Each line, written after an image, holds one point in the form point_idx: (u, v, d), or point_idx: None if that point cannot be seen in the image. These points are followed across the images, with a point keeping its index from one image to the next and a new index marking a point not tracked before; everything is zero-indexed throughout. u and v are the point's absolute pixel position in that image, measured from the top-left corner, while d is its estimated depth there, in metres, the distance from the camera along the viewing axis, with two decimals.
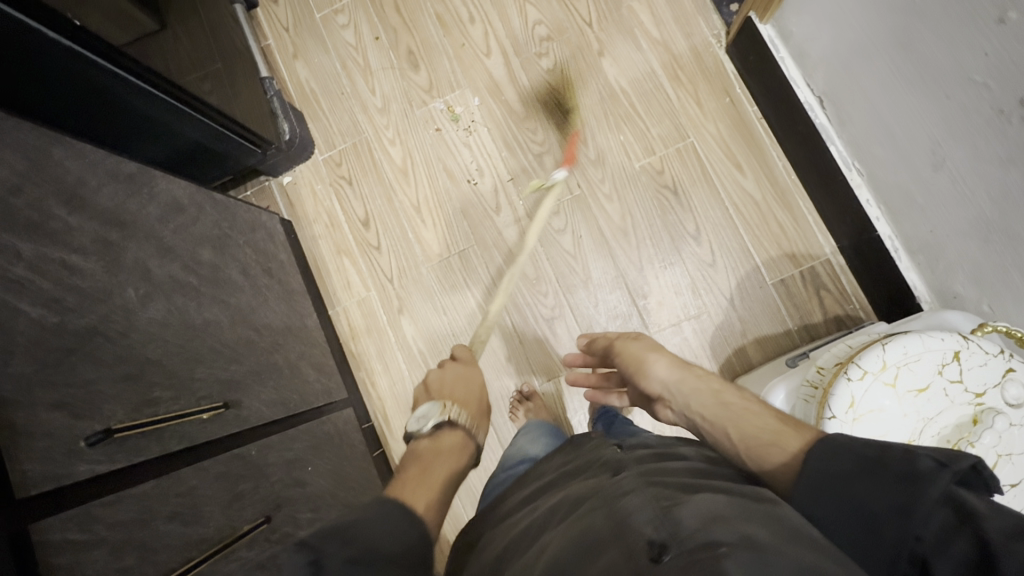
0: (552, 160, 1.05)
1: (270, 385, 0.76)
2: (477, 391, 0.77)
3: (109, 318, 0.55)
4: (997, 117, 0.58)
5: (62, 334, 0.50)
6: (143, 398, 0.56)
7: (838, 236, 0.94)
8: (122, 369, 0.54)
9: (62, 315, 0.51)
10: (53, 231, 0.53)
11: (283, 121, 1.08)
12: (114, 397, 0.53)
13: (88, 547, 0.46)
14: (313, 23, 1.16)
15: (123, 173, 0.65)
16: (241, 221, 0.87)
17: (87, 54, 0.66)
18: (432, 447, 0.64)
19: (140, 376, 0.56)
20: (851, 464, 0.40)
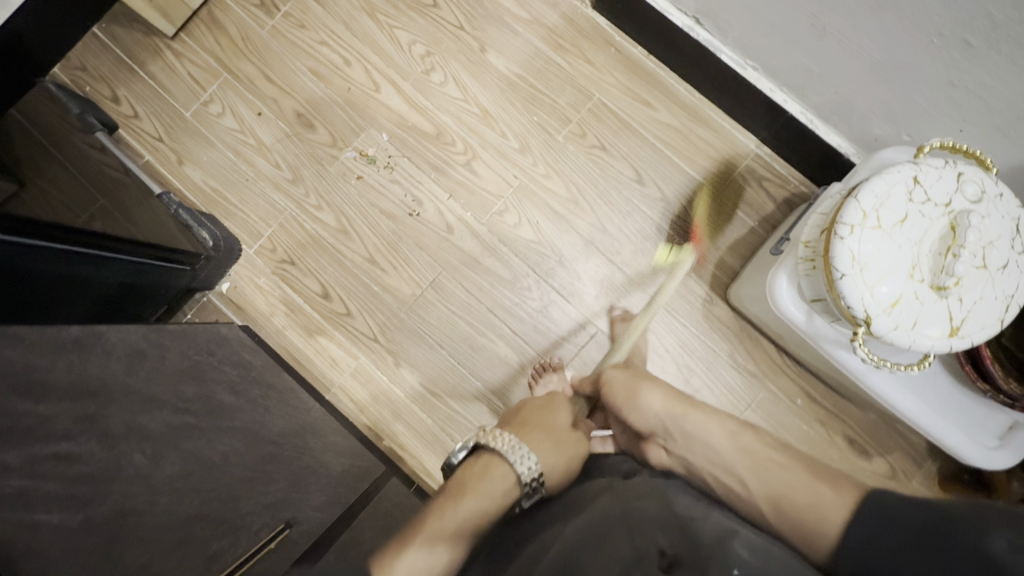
0: (481, 164, 1.06)
1: (315, 488, 0.71)
2: (557, 427, 0.73)
3: (128, 498, 0.50)
4: None
5: (92, 530, 0.46)
6: (205, 555, 0.54)
7: (757, 130, 1.02)
8: (169, 540, 0.52)
9: (85, 509, 0.46)
10: (30, 429, 0.46)
11: (201, 229, 1.00)
12: (178, 566, 0.51)
13: None
14: (185, 124, 1.09)
15: (69, 340, 0.55)
16: (206, 341, 0.80)
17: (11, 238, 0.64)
18: (469, 475, 0.64)
19: (190, 537, 0.54)
20: (910, 528, 0.46)
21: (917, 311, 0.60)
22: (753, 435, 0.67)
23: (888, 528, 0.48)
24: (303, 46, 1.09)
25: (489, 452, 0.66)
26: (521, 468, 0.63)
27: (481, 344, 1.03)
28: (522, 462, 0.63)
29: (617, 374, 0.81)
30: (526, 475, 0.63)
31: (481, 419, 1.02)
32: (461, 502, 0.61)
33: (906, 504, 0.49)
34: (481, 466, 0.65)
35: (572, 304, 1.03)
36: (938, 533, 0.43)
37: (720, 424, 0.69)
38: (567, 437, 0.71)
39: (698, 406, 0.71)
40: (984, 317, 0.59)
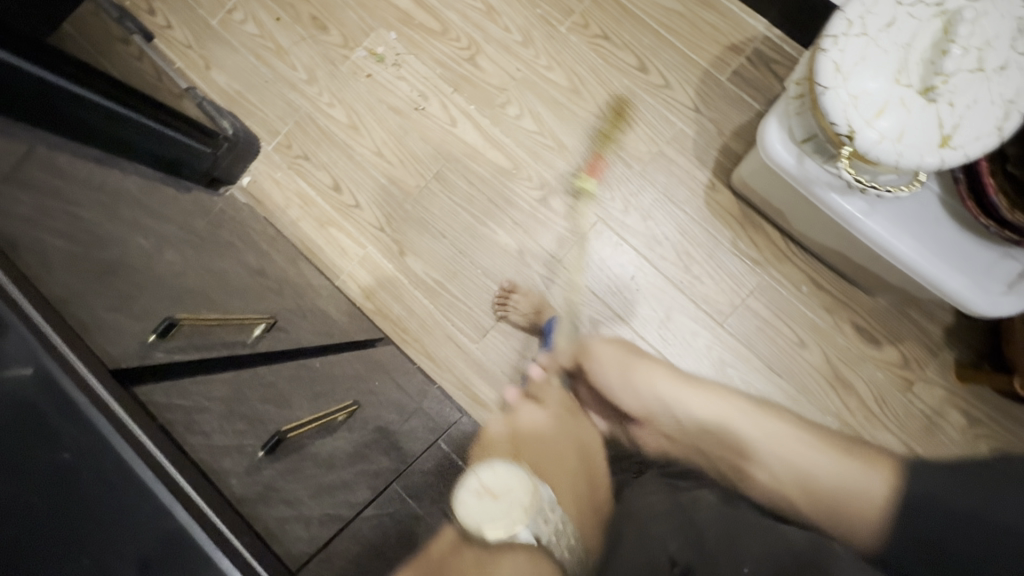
0: (484, 58, 1.08)
1: (307, 319, 0.76)
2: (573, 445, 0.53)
3: (133, 236, 0.54)
4: None
5: (97, 256, 0.47)
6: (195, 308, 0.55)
7: (766, 11, 0.98)
8: (163, 283, 0.53)
9: (92, 237, 0.48)
10: (48, 168, 0.51)
11: (223, 119, 1.07)
12: (167, 304, 0.51)
13: (194, 410, 0.45)
14: (212, 31, 1.17)
15: (92, 156, 0.64)
16: (214, 208, 0.87)
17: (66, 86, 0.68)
18: None
19: (186, 293, 0.55)
20: (960, 481, 0.50)
21: (903, 119, 0.57)
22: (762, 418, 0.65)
23: None
24: None
25: (531, 545, 0.53)
26: (554, 542, 0.53)
27: (482, 234, 1.05)
28: (555, 540, 0.54)
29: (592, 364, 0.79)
30: None
31: (481, 306, 1.04)
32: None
33: None
34: (487, 567, 0.51)
35: (573, 195, 1.03)
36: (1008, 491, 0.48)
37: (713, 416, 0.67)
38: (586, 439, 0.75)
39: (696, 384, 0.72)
40: (978, 122, 0.56)
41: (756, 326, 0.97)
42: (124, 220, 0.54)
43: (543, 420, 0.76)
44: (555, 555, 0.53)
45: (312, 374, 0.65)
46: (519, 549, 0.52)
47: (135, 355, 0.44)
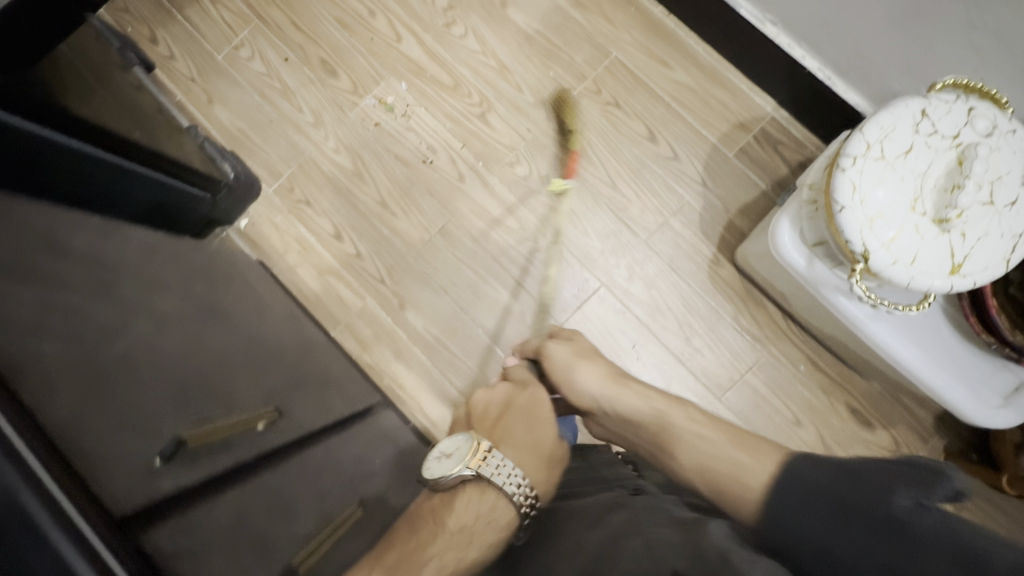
0: (495, 116, 1.07)
1: (311, 394, 0.72)
2: (543, 443, 0.61)
3: (130, 345, 0.51)
4: None
5: (96, 367, 0.46)
6: (197, 415, 0.51)
7: (775, 93, 1.01)
8: (167, 392, 0.50)
9: (88, 348, 0.46)
10: (44, 274, 0.49)
11: (224, 162, 1.02)
12: (169, 416, 0.49)
13: (194, 552, 0.44)
14: (216, 66, 1.13)
15: (94, 223, 0.63)
16: (217, 262, 0.83)
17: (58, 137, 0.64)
18: (462, 515, 0.54)
19: (186, 396, 0.52)
20: (815, 493, 0.42)
21: (917, 244, 0.58)
22: (683, 412, 0.61)
23: (814, 501, 0.41)
24: None
25: (475, 478, 0.55)
26: (508, 486, 0.54)
27: (485, 292, 1.04)
28: (513, 481, 0.55)
29: (557, 348, 0.72)
30: (513, 489, 0.54)
31: (481, 365, 1.03)
32: (450, 538, 0.52)
33: (823, 470, 0.43)
34: (438, 515, 0.54)
35: (579, 260, 1.03)
36: (863, 493, 0.39)
37: (639, 404, 0.64)
38: (558, 453, 0.62)
39: (630, 385, 0.66)
40: (988, 253, 0.58)
41: (754, 402, 0.98)
42: (123, 318, 0.53)
43: (501, 395, 0.67)
44: (502, 489, 0.54)
45: (314, 466, 0.62)
46: (471, 482, 0.56)
47: (142, 490, 0.41)
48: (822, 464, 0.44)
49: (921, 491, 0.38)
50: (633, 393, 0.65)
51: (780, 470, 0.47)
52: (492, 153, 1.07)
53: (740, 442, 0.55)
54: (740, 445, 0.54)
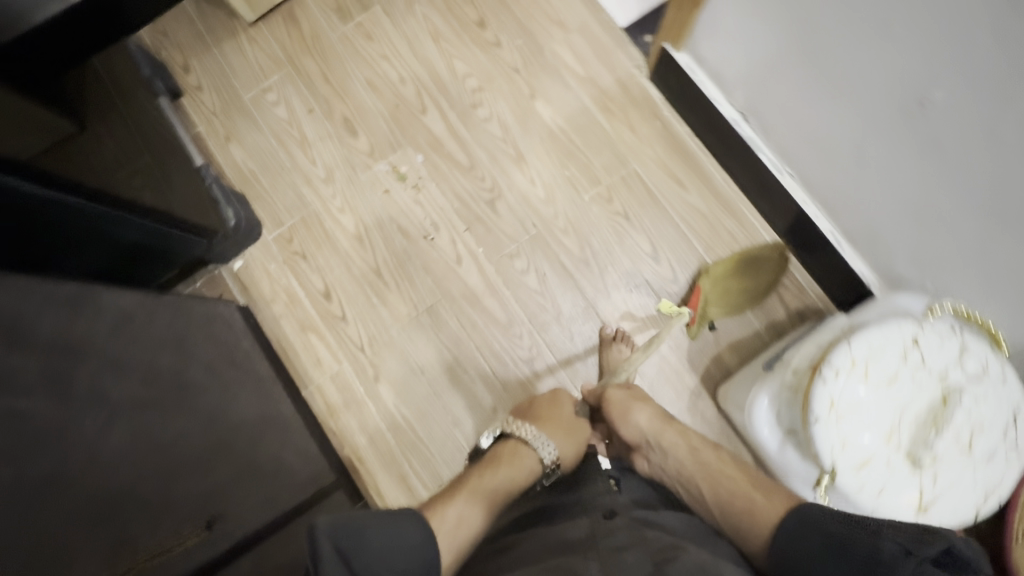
0: (503, 204, 1.07)
1: (257, 488, 0.70)
2: (567, 419, 0.81)
3: (62, 461, 0.49)
4: (919, 105, 0.63)
5: (28, 486, 0.46)
6: (119, 538, 0.52)
7: (785, 235, 0.99)
8: (87, 518, 0.50)
9: (23, 467, 0.46)
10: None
11: (227, 207, 1.05)
12: (87, 545, 0.50)
13: None
14: (242, 104, 1.14)
15: (63, 295, 0.59)
16: (199, 318, 0.84)
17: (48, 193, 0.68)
18: (500, 452, 0.75)
19: (113, 514, 0.52)
20: (820, 533, 0.55)
21: (886, 475, 0.58)
22: (714, 453, 0.74)
23: (815, 543, 0.55)
24: (366, 55, 1.14)
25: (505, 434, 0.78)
26: (541, 448, 0.74)
27: (461, 380, 1.03)
28: (543, 448, 0.74)
29: (615, 391, 0.84)
30: (544, 454, 0.74)
31: (444, 455, 1.01)
32: (487, 467, 0.71)
33: (831, 518, 0.56)
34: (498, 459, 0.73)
35: (560, 365, 1.02)
36: (858, 539, 0.51)
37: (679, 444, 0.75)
38: (578, 425, 0.81)
39: (674, 425, 0.77)
40: (952, 499, 0.58)
41: None
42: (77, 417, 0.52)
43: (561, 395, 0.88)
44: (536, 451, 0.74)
45: None
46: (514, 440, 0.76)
47: None
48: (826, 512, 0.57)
49: (914, 544, 0.48)
50: (674, 433, 0.76)
51: (791, 513, 0.60)
52: (493, 240, 1.06)
53: (754, 482, 0.68)
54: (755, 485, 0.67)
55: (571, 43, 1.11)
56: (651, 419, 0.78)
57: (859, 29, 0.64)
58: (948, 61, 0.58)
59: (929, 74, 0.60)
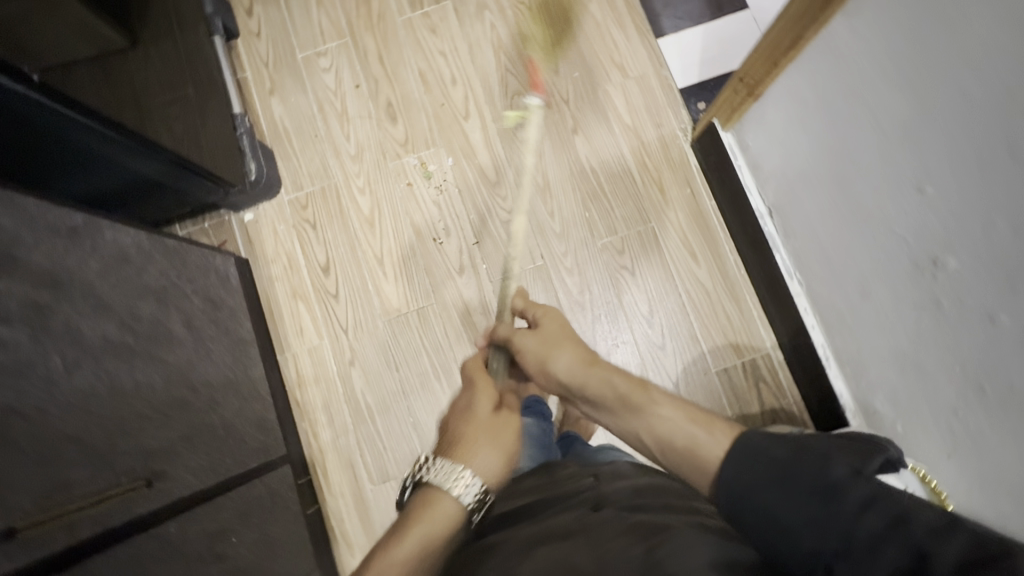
0: (518, 228, 1.08)
1: (202, 450, 0.71)
2: (483, 424, 0.66)
3: (20, 391, 0.51)
4: (930, 266, 0.62)
5: None
6: (55, 482, 0.52)
7: (779, 333, 0.99)
8: (30, 453, 0.50)
9: None
10: None
11: (251, 160, 1.07)
12: (21, 484, 0.49)
13: None
14: (293, 62, 1.15)
15: (65, 227, 0.62)
16: (193, 267, 0.85)
17: (69, 112, 0.71)
18: (421, 508, 0.58)
19: (53, 457, 0.52)
20: (770, 465, 0.49)
21: None
22: (640, 390, 0.64)
23: (756, 469, 0.50)
24: (425, 47, 1.14)
25: (428, 481, 0.60)
26: (461, 492, 0.58)
27: (431, 387, 1.04)
28: (468, 491, 0.58)
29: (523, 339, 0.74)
30: (467, 491, 0.58)
31: (395, 454, 1.03)
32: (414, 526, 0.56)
33: (776, 444, 0.50)
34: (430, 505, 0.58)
35: None
36: (807, 469, 0.47)
37: (619, 385, 0.65)
38: (501, 422, 0.67)
39: (597, 370, 0.67)
40: None
41: None
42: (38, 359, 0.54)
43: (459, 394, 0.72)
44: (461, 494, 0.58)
45: (160, 550, 0.60)
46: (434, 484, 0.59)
47: None
48: (772, 440, 0.51)
49: (860, 461, 0.46)
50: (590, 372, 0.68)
51: (732, 441, 0.54)
52: (499, 260, 1.07)
53: (696, 418, 0.59)
54: (692, 419, 0.58)
55: (625, 89, 1.11)
56: (570, 362, 0.70)
57: (887, 176, 0.63)
58: (955, 233, 0.57)
59: (937, 242, 0.60)
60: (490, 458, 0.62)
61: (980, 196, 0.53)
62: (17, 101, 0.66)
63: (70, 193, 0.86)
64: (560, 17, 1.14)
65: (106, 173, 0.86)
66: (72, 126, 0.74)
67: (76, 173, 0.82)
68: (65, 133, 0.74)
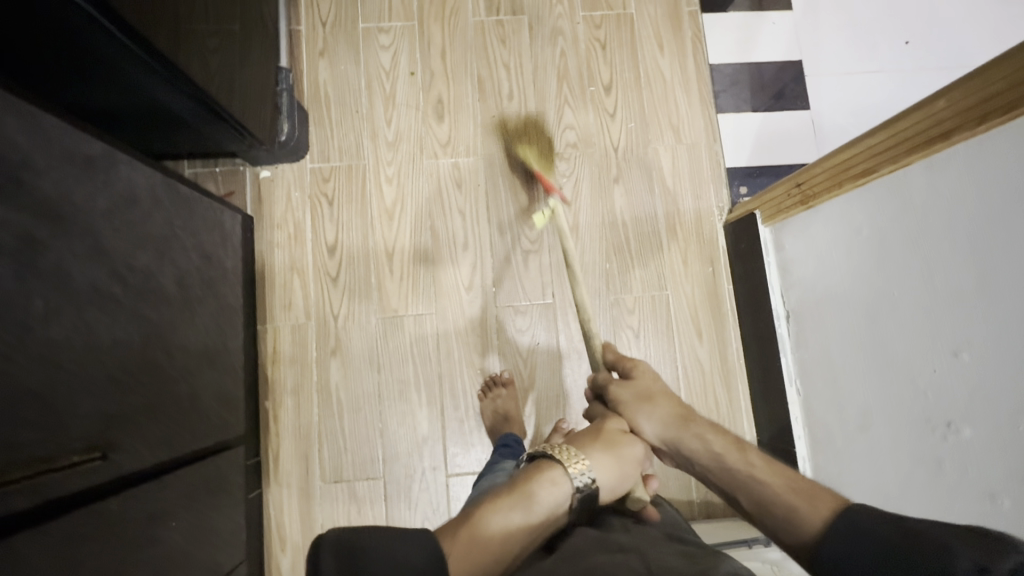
0: (536, 261, 1.05)
1: (162, 422, 0.66)
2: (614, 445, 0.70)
3: None
4: (944, 426, 0.63)
5: None
6: (5, 442, 0.46)
7: (761, 431, 1.00)
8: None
9: None
10: None
11: (285, 121, 1.03)
12: None
13: None
14: (353, 29, 1.10)
15: (81, 156, 0.56)
16: (200, 220, 0.79)
17: (134, 49, 0.62)
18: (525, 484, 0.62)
19: (10, 414, 0.47)
20: (878, 552, 0.48)
21: None
22: (742, 457, 0.66)
23: (870, 549, 0.49)
24: (491, 55, 1.11)
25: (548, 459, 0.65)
26: (574, 475, 0.63)
27: (408, 398, 1.00)
28: (581, 476, 0.63)
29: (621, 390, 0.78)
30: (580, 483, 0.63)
31: (355, 456, 0.98)
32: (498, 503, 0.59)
33: (886, 527, 0.49)
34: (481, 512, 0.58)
35: None
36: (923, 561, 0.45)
37: (715, 444, 0.68)
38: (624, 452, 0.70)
39: (690, 430, 0.70)
40: None
41: None
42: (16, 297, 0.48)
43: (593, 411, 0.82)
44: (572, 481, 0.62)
45: (94, 530, 0.55)
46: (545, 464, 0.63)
47: None
48: (883, 521, 0.50)
49: (986, 555, 0.42)
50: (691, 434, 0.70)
51: (836, 517, 0.54)
52: (509, 287, 1.04)
53: (799, 490, 0.60)
54: (794, 490, 0.60)
55: (675, 153, 1.10)
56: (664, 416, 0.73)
57: (926, 329, 0.65)
58: (976, 407, 0.59)
59: (956, 408, 0.62)
60: (603, 461, 0.66)
61: (1008, 383, 0.55)
62: (83, 25, 0.57)
63: (72, 102, 0.73)
64: (630, 64, 1.13)
65: (129, 99, 0.75)
66: (132, 62, 0.65)
67: (98, 95, 0.72)
68: (113, 63, 0.64)
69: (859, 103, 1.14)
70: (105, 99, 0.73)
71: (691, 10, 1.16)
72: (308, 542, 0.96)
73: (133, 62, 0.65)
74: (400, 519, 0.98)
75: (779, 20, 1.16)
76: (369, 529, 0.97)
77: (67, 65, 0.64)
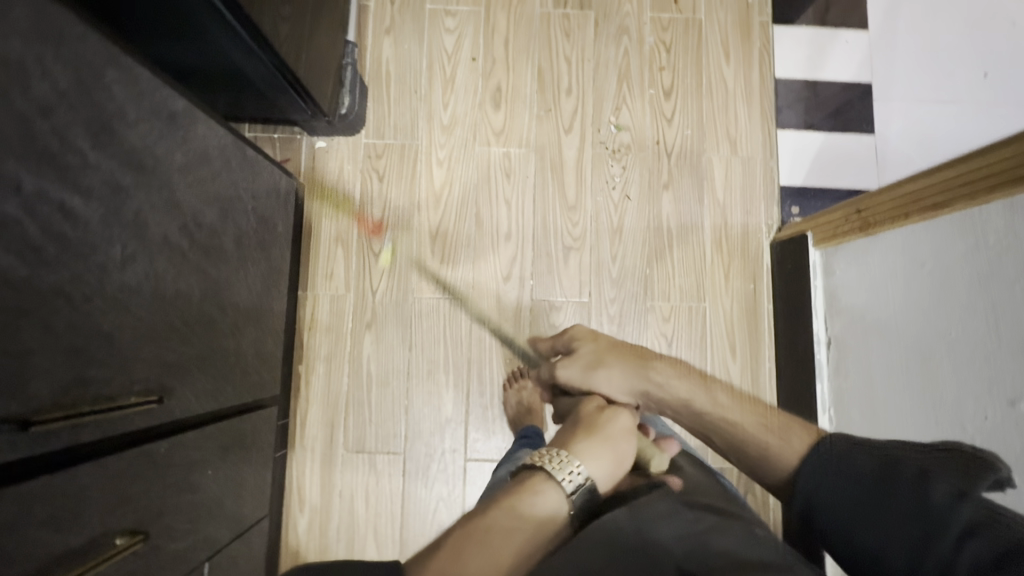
0: (576, 259, 1.05)
1: (209, 374, 0.68)
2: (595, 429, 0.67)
3: (75, 278, 0.48)
4: None
5: (23, 291, 0.44)
6: (76, 376, 0.49)
7: None
8: (63, 343, 0.47)
9: (33, 268, 0.44)
10: (66, 166, 0.46)
11: (347, 95, 1.03)
12: (46, 371, 0.46)
13: None
14: (420, 10, 1.11)
15: (166, 111, 0.58)
16: (259, 184, 0.81)
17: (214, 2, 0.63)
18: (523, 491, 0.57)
19: (84, 350, 0.49)
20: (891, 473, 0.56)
21: None
22: (708, 398, 0.71)
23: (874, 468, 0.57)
24: (554, 48, 1.11)
25: (534, 467, 0.61)
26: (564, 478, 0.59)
27: (436, 378, 1.02)
28: (571, 476, 0.59)
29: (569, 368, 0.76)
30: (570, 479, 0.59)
31: (379, 430, 1.01)
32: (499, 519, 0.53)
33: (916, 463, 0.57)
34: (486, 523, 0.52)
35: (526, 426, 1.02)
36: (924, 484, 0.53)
37: (681, 392, 0.71)
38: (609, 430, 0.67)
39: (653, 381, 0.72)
40: None
41: None
42: (99, 239, 0.50)
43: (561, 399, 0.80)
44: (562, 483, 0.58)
45: (144, 469, 0.58)
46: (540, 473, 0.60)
47: None
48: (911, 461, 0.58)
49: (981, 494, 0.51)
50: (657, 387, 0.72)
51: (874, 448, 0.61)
52: (547, 281, 1.05)
53: (768, 425, 0.66)
54: (765, 427, 0.66)
55: (729, 166, 1.09)
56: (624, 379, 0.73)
57: (983, 374, 0.63)
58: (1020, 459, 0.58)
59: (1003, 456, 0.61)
60: (585, 454, 0.63)
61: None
62: None
63: (159, 59, 0.77)
64: (693, 70, 1.11)
65: (208, 61, 0.77)
66: (211, 18, 0.66)
67: (173, 51, 0.73)
68: (194, 18, 0.66)
69: (927, 133, 1.10)
70: (180, 53, 0.74)
71: (762, 21, 1.13)
72: (325, 507, 0.99)
73: (211, 19, 0.66)
74: (416, 496, 0.99)
75: (852, 39, 1.13)
76: (385, 502, 0.99)
77: (150, 19, 0.66)
